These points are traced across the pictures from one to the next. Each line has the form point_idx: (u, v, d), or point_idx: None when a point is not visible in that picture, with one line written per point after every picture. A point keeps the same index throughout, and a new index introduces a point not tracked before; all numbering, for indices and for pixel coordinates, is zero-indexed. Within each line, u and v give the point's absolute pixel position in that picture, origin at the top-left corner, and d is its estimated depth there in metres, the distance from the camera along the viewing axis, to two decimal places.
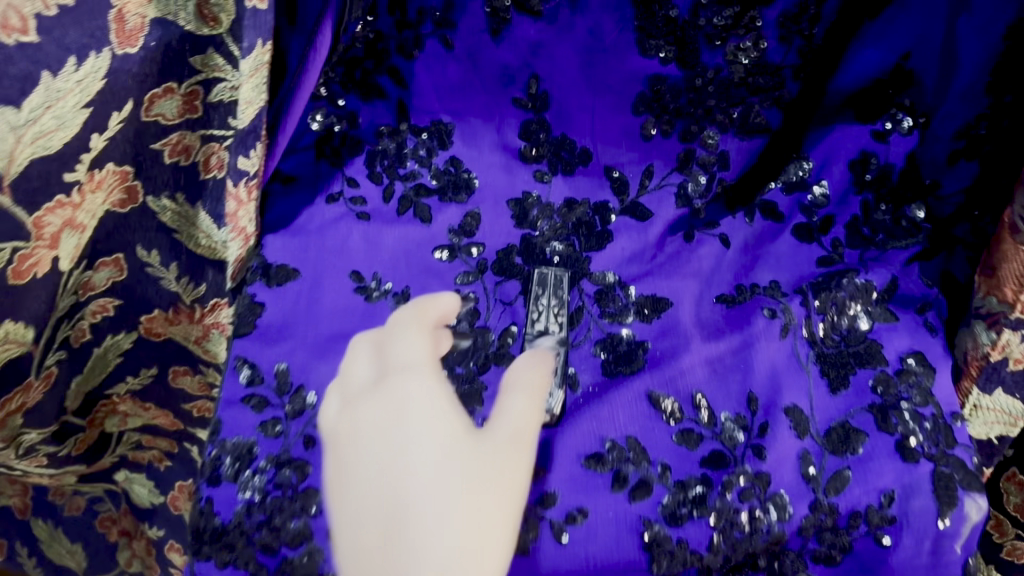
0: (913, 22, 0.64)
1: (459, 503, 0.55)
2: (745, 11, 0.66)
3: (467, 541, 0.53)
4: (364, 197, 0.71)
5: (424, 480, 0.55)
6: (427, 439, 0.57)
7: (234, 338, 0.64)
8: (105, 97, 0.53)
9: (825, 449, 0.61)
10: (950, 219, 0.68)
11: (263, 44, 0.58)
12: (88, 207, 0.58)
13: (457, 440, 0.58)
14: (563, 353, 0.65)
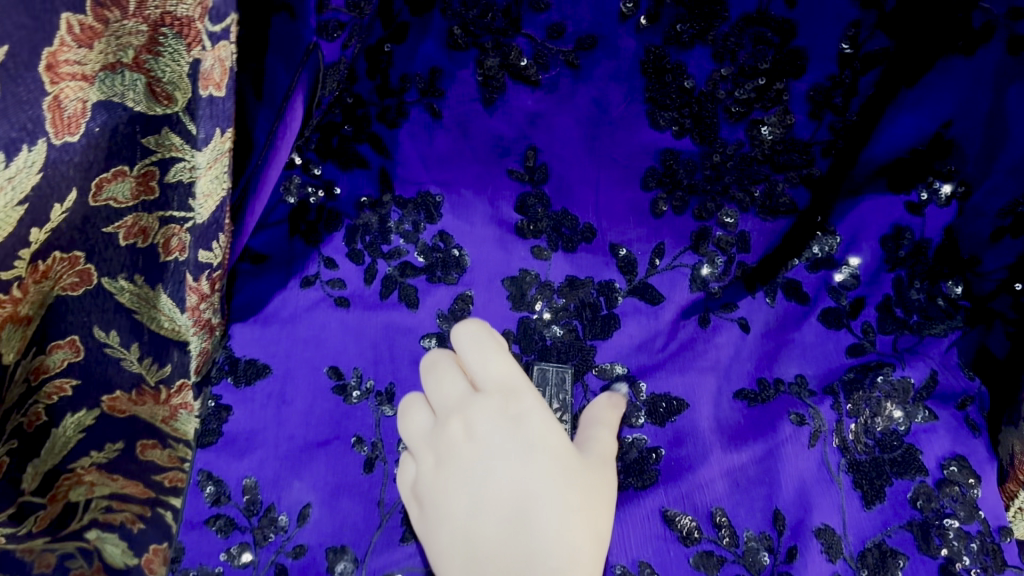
0: (955, 93, 0.56)
1: (579, 529, 0.47)
2: (769, 84, 0.58)
3: (586, 528, 0.47)
4: (343, 279, 0.64)
5: (559, 495, 0.47)
6: (553, 460, 0.49)
7: (197, 448, 0.57)
8: (41, 192, 0.43)
9: (861, 572, 0.54)
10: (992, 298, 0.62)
11: (222, 133, 0.49)
12: (29, 300, 0.47)
13: (572, 463, 0.50)
14: None
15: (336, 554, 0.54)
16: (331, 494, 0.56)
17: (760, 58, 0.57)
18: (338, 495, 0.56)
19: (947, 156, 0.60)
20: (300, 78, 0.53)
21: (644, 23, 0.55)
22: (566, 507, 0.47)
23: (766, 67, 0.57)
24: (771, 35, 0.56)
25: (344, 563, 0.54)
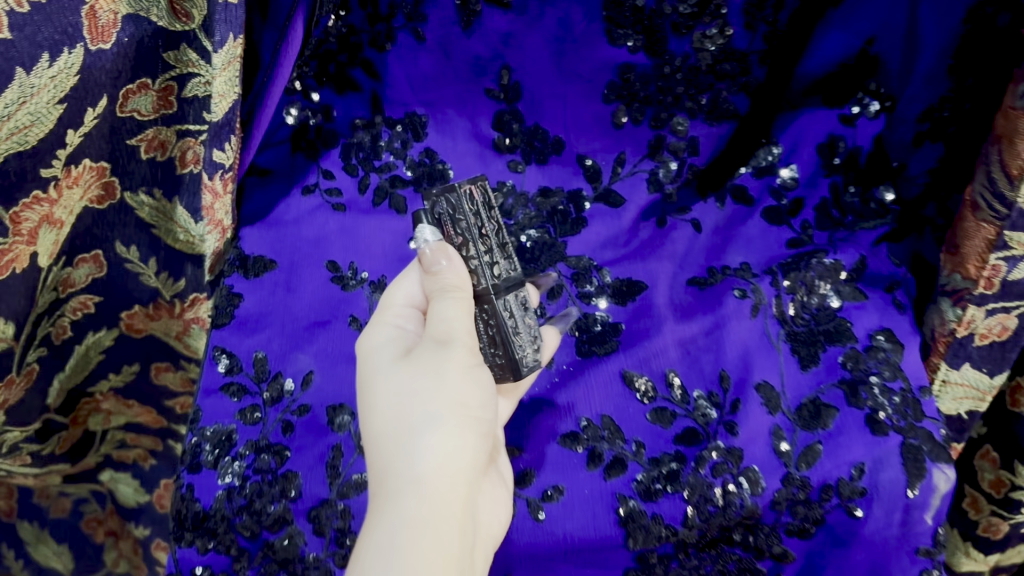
0: (878, 8, 0.65)
1: (401, 445, 0.47)
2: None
3: (421, 429, 0.48)
4: (340, 188, 0.72)
5: (389, 427, 0.49)
6: (398, 394, 0.50)
7: (212, 329, 0.65)
8: (76, 94, 0.59)
9: (796, 424, 0.63)
10: (917, 200, 0.70)
11: (233, 36, 0.63)
12: (66, 202, 0.67)
13: (418, 372, 0.51)
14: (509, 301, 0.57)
15: (336, 410, 0.63)
16: (330, 363, 0.64)
17: None
18: (337, 364, 0.64)
19: (874, 72, 0.69)
20: None
21: None
22: (395, 429, 0.48)
23: None
24: None
25: (343, 416, 0.62)
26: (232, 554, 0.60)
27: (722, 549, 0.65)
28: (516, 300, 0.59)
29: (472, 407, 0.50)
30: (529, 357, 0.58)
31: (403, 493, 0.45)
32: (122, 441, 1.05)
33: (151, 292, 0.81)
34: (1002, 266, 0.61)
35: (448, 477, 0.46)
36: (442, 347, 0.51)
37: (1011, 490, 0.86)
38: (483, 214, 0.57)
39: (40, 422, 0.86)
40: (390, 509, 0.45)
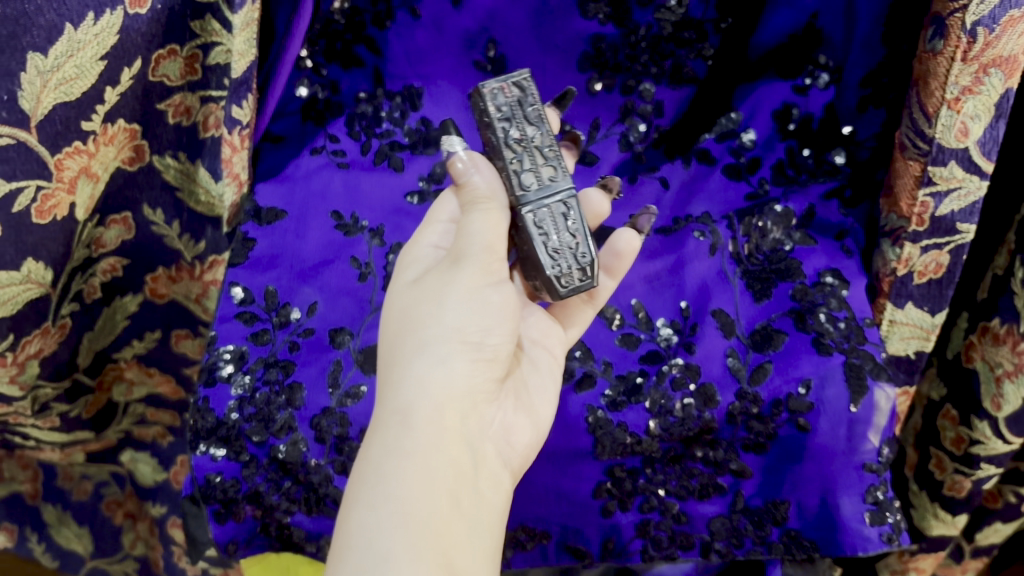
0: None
1: (400, 374, 0.54)
2: None
3: (419, 361, 0.54)
4: (344, 150, 0.80)
5: (397, 358, 0.56)
6: (403, 327, 0.57)
7: (229, 267, 0.73)
8: (116, 53, 0.69)
9: (749, 347, 0.70)
10: (869, 162, 0.77)
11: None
12: (102, 158, 0.75)
13: (419, 306, 0.57)
14: (538, 209, 0.63)
15: (337, 332, 0.70)
16: (333, 295, 0.72)
17: None
18: (338, 295, 0.72)
19: (819, 46, 0.77)
20: None
21: None
22: (399, 359, 0.55)
23: None
24: None
25: (343, 336, 0.70)
26: (243, 461, 0.67)
27: (685, 464, 0.72)
28: (558, 208, 0.64)
29: (466, 332, 0.56)
30: (566, 275, 0.63)
31: (392, 421, 0.52)
32: (142, 417, 1.09)
33: (174, 254, 0.89)
34: (929, 203, 0.68)
35: (434, 403, 0.53)
36: (446, 276, 0.58)
37: (970, 445, 0.92)
38: (511, 118, 0.64)
39: (71, 382, 0.94)
40: (380, 434, 0.51)
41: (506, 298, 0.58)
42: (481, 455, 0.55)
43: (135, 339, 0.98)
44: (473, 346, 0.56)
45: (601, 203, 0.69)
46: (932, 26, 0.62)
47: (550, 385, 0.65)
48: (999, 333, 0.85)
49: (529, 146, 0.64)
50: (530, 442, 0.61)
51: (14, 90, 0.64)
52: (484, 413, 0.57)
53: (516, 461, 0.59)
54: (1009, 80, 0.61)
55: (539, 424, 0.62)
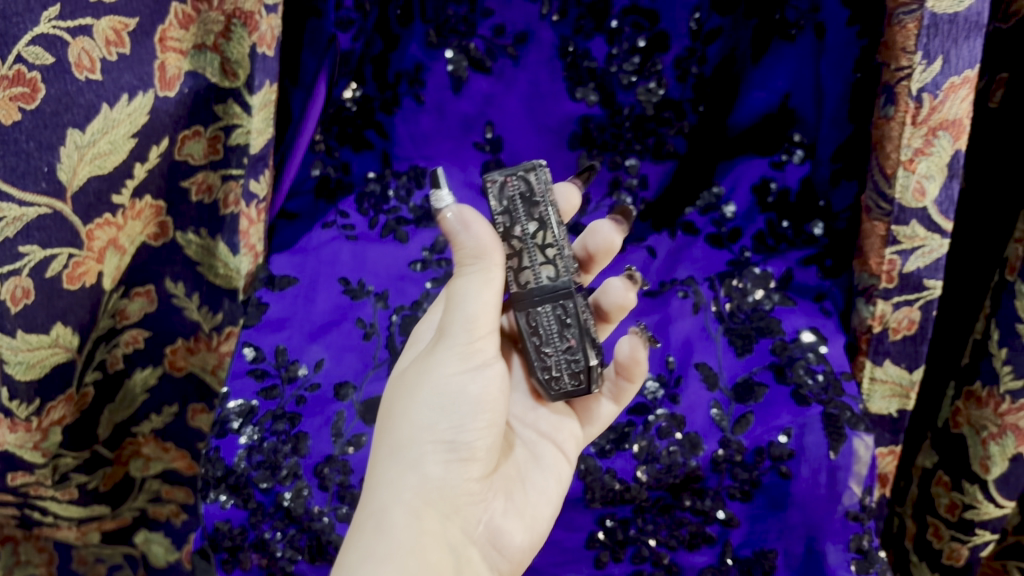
0: (789, 68, 0.79)
1: (381, 474, 0.55)
2: (648, 56, 0.81)
3: (395, 464, 0.55)
4: (353, 225, 0.86)
5: (380, 454, 0.57)
6: (383, 424, 0.58)
7: (242, 328, 0.78)
8: (146, 132, 0.76)
9: (732, 399, 0.74)
10: (845, 232, 0.80)
11: (270, 83, 0.77)
12: (130, 231, 0.82)
13: (397, 401, 0.57)
14: (531, 315, 0.61)
15: (341, 386, 0.75)
16: (338, 352, 0.77)
17: (637, 39, 0.81)
18: (344, 352, 0.77)
19: (794, 125, 0.82)
20: (323, 62, 0.79)
21: (557, 18, 0.80)
22: (381, 458, 0.56)
23: (643, 44, 0.81)
24: (643, 22, 0.80)
25: (347, 389, 0.74)
26: (250, 508, 0.70)
27: (675, 513, 0.74)
28: (557, 311, 0.61)
29: (441, 431, 0.55)
30: (556, 378, 0.64)
31: (367, 527, 0.53)
32: (157, 495, 1.10)
33: (193, 325, 0.94)
34: (896, 260, 0.73)
35: (409, 509, 0.54)
36: (424, 365, 0.57)
37: (964, 511, 0.93)
38: (511, 213, 0.59)
39: (89, 453, 0.98)
40: (356, 540, 0.53)
41: (484, 386, 0.56)
42: (464, 557, 0.56)
43: (152, 413, 1.01)
44: (447, 445, 0.56)
45: (622, 295, 0.68)
46: (884, 95, 0.67)
47: (551, 479, 0.65)
48: (982, 395, 0.88)
49: (530, 245, 0.60)
50: (526, 541, 0.61)
51: (54, 162, 0.71)
52: (468, 512, 0.58)
53: (509, 561, 0.60)
54: (958, 142, 0.67)
55: (538, 517, 0.63)
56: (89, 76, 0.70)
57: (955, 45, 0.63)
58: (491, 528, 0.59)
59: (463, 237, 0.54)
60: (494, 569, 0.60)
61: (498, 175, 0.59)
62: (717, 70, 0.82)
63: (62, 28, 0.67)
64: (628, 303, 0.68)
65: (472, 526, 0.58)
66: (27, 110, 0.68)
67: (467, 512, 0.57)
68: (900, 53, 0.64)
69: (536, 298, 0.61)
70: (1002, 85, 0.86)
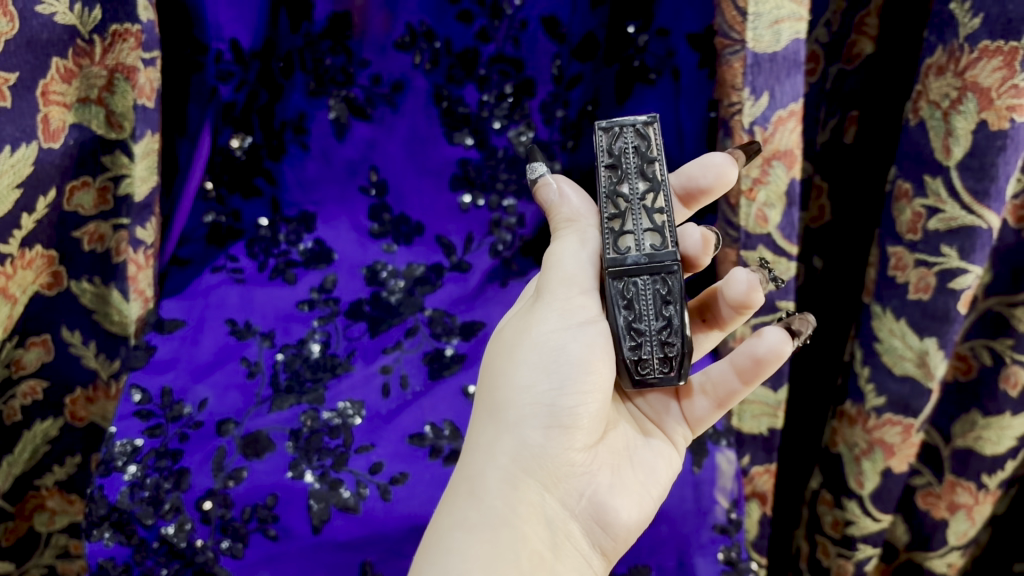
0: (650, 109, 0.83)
1: (482, 435, 0.57)
2: (517, 103, 0.87)
3: (495, 425, 0.57)
4: (242, 268, 0.89)
5: (482, 416, 0.58)
6: (485, 386, 0.60)
7: (129, 371, 0.80)
8: (30, 182, 0.78)
9: None
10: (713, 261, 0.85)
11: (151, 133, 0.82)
12: (20, 279, 0.83)
13: (499, 364, 0.59)
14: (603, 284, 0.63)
15: (223, 422, 0.76)
16: (222, 390, 0.79)
17: (505, 86, 0.86)
18: (227, 391, 0.79)
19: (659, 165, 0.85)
20: (206, 113, 0.83)
21: (429, 67, 0.85)
22: (483, 419, 0.58)
23: (511, 90, 0.86)
24: (510, 69, 0.85)
25: (228, 425, 0.76)
26: (133, 545, 0.72)
27: None
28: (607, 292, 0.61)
29: (541, 393, 0.56)
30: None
31: (464, 489, 0.55)
32: (64, 550, 1.06)
33: (90, 373, 0.96)
34: None
35: (505, 476, 0.54)
36: (524, 323, 0.59)
37: (846, 527, 0.97)
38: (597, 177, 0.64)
39: None
40: (451, 501, 0.54)
41: (587, 345, 0.57)
42: (563, 534, 0.55)
43: (56, 463, 1.00)
44: (548, 411, 0.56)
45: (745, 290, 0.59)
46: (722, 129, 0.72)
47: (660, 460, 0.64)
48: (852, 414, 0.93)
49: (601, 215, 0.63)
50: (635, 520, 0.59)
51: None
52: (573, 485, 0.57)
53: (616, 541, 0.58)
54: (791, 170, 0.72)
55: (644, 495, 0.61)
56: None
57: (778, 82, 0.68)
58: (599, 505, 0.57)
59: (558, 201, 0.64)
60: (598, 550, 0.57)
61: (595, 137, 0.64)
62: (581, 113, 0.87)
63: None
64: (750, 303, 0.60)
65: (576, 501, 0.57)
66: None
67: (571, 485, 0.57)
68: (729, 90, 0.69)
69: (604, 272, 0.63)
70: (854, 123, 0.91)
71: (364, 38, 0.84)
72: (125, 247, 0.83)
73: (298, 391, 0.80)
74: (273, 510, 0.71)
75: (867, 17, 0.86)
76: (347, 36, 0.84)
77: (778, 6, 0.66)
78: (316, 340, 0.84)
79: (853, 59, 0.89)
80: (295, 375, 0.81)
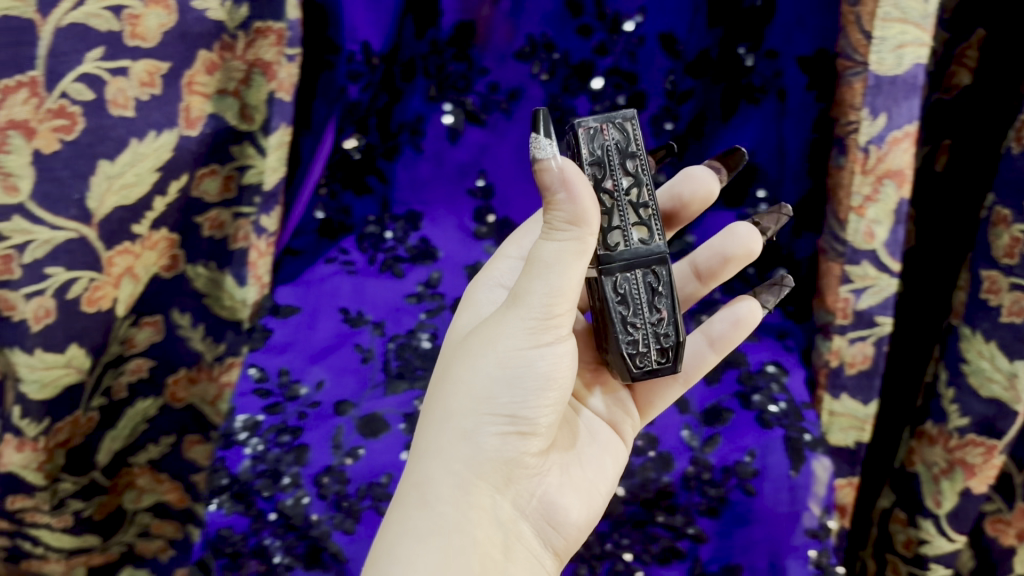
0: (755, 128, 0.87)
1: (434, 440, 0.59)
2: (629, 113, 0.90)
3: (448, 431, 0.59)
4: (353, 261, 0.94)
5: (433, 418, 0.60)
6: (439, 386, 0.61)
7: (248, 351, 0.84)
8: (169, 167, 0.82)
9: (701, 421, 0.81)
10: (807, 275, 0.87)
11: (283, 125, 0.87)
12: (144, 261, 0.87)
13: (457, 366, 0.60)
14: (617, 276, 0.62)
15: (341, 404, 0.80)
16: (337, 373, 0.83)
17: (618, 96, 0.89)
18: (342, 374, 0.83)
19: (755, 180, 0.89)
20: (332, 110, 0.88)
21: (546, 78, 0.89)
22: (434, 421, 0.60)
23: (624, 101, 0.89)
24: (624, 82, 0.88)
25: (346, 406, 0.80)
26: (252, 514, 0.74)
27: (647, 528, 0.80)
28: (646, 278, 0.62)
29: (500, 405, 0.58)
30: (641, 354, 0.63)
31: (415, 493, 0.58)
32: (146, 530, 1.08)
33: (195, 355, 0.99)
34: (851, 298, 0.80)
35: (459, 484, 0.58)
36: (483, 330, 0.59)
37: (919, 546, 0.98)
38: (603, 163, 0.62)
39: (90, 478, 0.98)
40: (403, 504, 0.58)
41: (552, 362, 0.58)
42: (514, 534, 0.60)
43: (150, 442, 1.04)
44: (507, 420, 0.58)
45: (746, 242, 0.73)
46: (836, 147, 0.76)
47: (608, 455, 0.69)
48: (933, 434, 0.95)
49: (623, 201, 0.62)
50: (581, 517, 0.64)
51: (84, 192, 0.76)
52: (524, 486, 0.61)
53: (564, 539, 0.63)
54: (901, 189, 0.75)
55: (591, 493, 0.66)
56: (123, 112, 0.77)
57: (896, 104, 0.72)
58: (548, 504, 0.62)
59: (567, 193, 0.52)
60: (547, 546, 0.63)
61: (601, 121, 0.62)
62: (689, 126, 0.90)
63: (101, 68, 0.75)
64: (750, 250, 0.74)
65: (527, 501, 0.61)
66: (67, 140, 0.75)
67: (523, 488, 0.61)
68: (849, 109, 0.73)
69: (624, 263, 0.62)
70: (945, 152, 0.96)
71: (486, 47, 0.88)
72: (249, 234, 0.91)
73: (410, 379, 0.83)
74: (387, 489, 0.75)
75: (967, 49, 0.90)
76: (471, 45, 0.88)
77: (903, 31, 0.69)
78: (425, 332, 0.87)
79: (952, 89, 0.93)
80: (407, 363, 0.84)
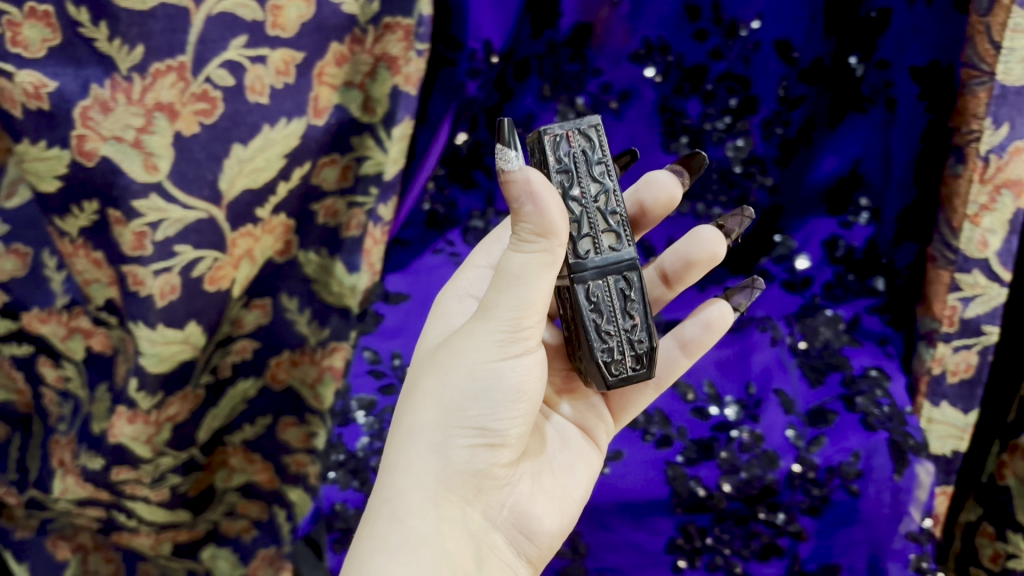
0: (861, 136, 0.89)
1: (404, 454, 0.59)
2: (740, 116, 0.91)
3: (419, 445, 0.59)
4: (459, 252, 0.96)
5: (402, 431, 0.60)
6: (407, 399, 0.62)
7: (362, 334, 0.87)
8: (295, 154, 0.85)
9: (806, 422, 0.82)
10: (904, 286, 0.90)
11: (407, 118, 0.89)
12: (262, 244, 0.90)
13: (425, 379, 0.60)
14: (590, 285, 0.62)
15: None
16: None
17: (731, 97, 0.91)
18: None
19: (860, 188, 0.91)
20: (450, 105, 0.91)
21: (660, 79, 0.91)
22: (402, 435, 0.60)
23: (735, 105, 0.91)
24: (737, 86, 0.90)
25: None
26: (366, 492, 0.77)
27: (750, 524, 0.80)
28: (617, 284, 0.63)
29: (470, 418, 0.58)
30: (617, 362, 0.63)
31: (385, 509, 0.58)
32: (232, 509, 1.10)
33: (300, 339, 1.01)
34: (958, 306, 0.82)
35: (429, 498, 0.58)
36: (450, 343, 0.60)
37: (1007, 559, 0.98)
38: (571, 172, 0.63)
39: (189, 454, 1.00)
40: (374, 521, 0.58)
41: (523, 374, 0.58)
42: (486, 545, 0.60)
43: (246, 422, 1.06)
44: (478, 432, 0.58)
45: (711, 247, 0.73)
46: (954, 156, 0.78)
47: (579, 462, 0.70)
48: None
49: (591, 208, 0.62)
50: (555, 525, 0.64)
51: (217, 173, 0.80)
52: (494, 497, 0.61)
53: (537, 548, 0.64)
54: (1019, 200, 0.76)
55: (565, 502, 0.66)
56: (259, 99, 0.80)
57: (1020, 114, 0.73)
58: (520, 514, 0.63)
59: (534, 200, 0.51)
60: (521, 555, 0.63)
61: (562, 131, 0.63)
62: (800, 130, 0.92)
63: (243, 56, 0.78)
64: (716, 253, 0.74)
65: (498, 512, 0.62)
66: (206, 123, 0.78)
67: (493, 498, 0.61)
68: (971, 118, 0.74)
69: (596, 270, 0.62)
70: None
71: (603, 48, 0.91)
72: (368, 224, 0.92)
73: None
74: None
75: None
76: (586, 46, 0.91)
77: None
78: None
79: None
80: None
